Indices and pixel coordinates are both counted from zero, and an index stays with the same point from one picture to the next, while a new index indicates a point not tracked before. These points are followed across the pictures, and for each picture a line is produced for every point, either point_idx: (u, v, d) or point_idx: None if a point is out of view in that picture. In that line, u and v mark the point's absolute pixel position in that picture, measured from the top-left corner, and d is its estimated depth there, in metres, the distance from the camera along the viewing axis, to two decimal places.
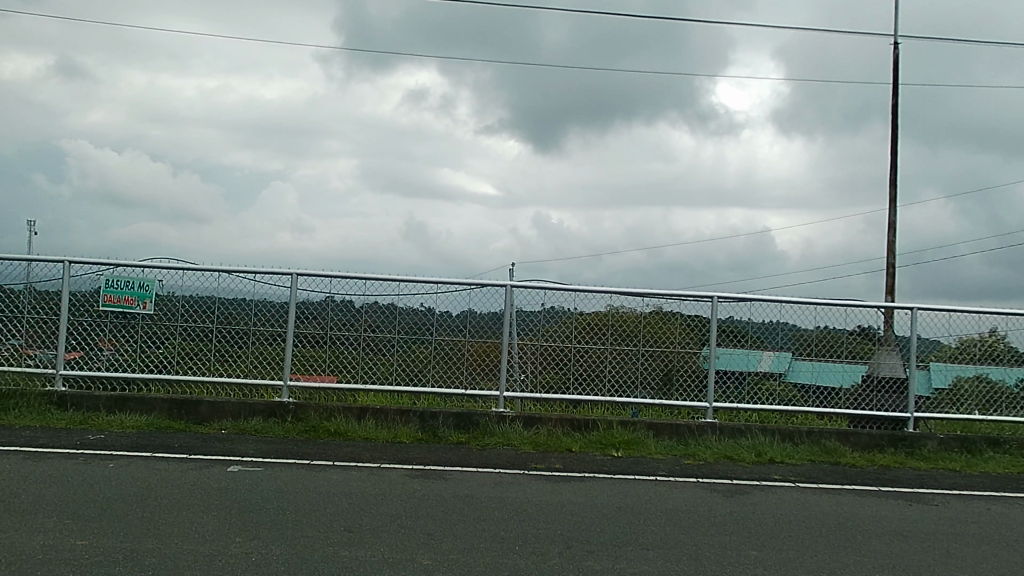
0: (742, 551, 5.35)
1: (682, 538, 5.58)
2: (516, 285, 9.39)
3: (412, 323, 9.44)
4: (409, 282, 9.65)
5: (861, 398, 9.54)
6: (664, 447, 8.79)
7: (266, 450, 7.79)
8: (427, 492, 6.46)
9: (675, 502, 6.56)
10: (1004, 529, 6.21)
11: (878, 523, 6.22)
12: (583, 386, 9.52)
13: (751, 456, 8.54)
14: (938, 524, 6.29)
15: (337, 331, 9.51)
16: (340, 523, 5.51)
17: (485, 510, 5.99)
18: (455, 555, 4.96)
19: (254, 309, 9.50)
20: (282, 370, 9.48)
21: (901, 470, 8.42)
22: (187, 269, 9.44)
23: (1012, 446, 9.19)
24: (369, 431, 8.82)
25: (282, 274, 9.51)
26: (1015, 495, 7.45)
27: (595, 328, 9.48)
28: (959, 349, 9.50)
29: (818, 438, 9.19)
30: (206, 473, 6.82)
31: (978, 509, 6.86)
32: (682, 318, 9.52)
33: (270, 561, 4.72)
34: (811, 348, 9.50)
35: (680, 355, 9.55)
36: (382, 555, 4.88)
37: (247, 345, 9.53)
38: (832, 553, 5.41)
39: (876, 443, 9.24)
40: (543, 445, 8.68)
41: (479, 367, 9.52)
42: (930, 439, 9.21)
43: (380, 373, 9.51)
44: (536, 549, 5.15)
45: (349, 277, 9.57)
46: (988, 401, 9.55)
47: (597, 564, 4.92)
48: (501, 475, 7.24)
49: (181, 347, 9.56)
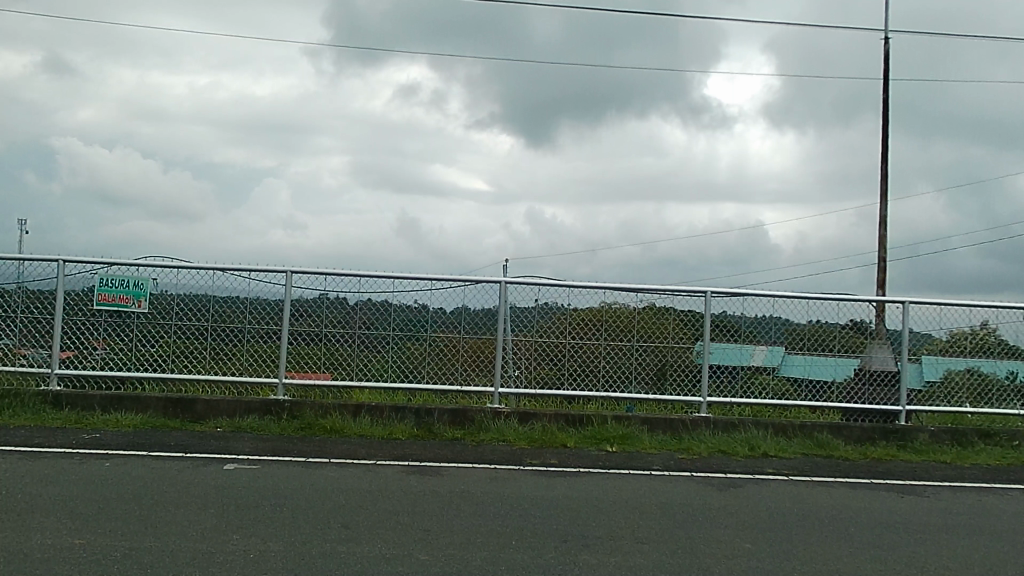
0: (735, 544, 5.40)
1: (678, 531, 5.62)
2: (510, 282, 9.42)
3: (406, 320, 9.47)
4: (403, 279, 9.67)
5: (853, 391, 9.60)
6: (658, 442, 8.83)
7: (262, 448, 7.81)
8: (422, 488, 6.49)
9: (671, 497, 6.58)
10: (995, 520, 6.28)
11: (872, 516, 6.27)
12: (577, 382, 9.56)
13: (744, 450, 8.59)
14: (931, 515, 6.35)
15: (331, 329, 9.52)
16: (337, 519, 5.54)
17: (481, 506, 6.03)
18: (452, 550, 4.99)
19: (248, 307, 9.51)
20: (277, 368, 9.49)
21: (894, 463, 8.49)
22: (181, 267, 9.44)
23: (1003, 438, 9.27)
24: (365, 428, 8.86)
25: (276, 272, 9.52)
26: (1005, 486, 7.52)
27: (590, 323, 9.53)
28: (950, 341, 9.56)
29: (810, 431, 9.26)
30: (202, 470, 6.84)
31: (970, 500, 6.92)
32: (676, 313, 9.57)
33: (267, 558, 4.74)
34: (803, 342, 9.57)
35: (674, 350, 9.60)
36: (379, 552, 4.91)
37: (242, 343, 9.53)
38: (827, 544, 5.47)
39: (868, 436, 9.29)
40: (538, 440, 8.71)
41: (475, 364, 9.54)
42: (922, 432, 9.28)
43: (376, 370, 9.54)
44: (531, 544, 5.18)
45: (343, 273, 9.58)
46: (978, 394, 9.61)
47: (592, 558, 4.97)
48: (496, 470, 7.27)
49: (175, 345, 9.57)
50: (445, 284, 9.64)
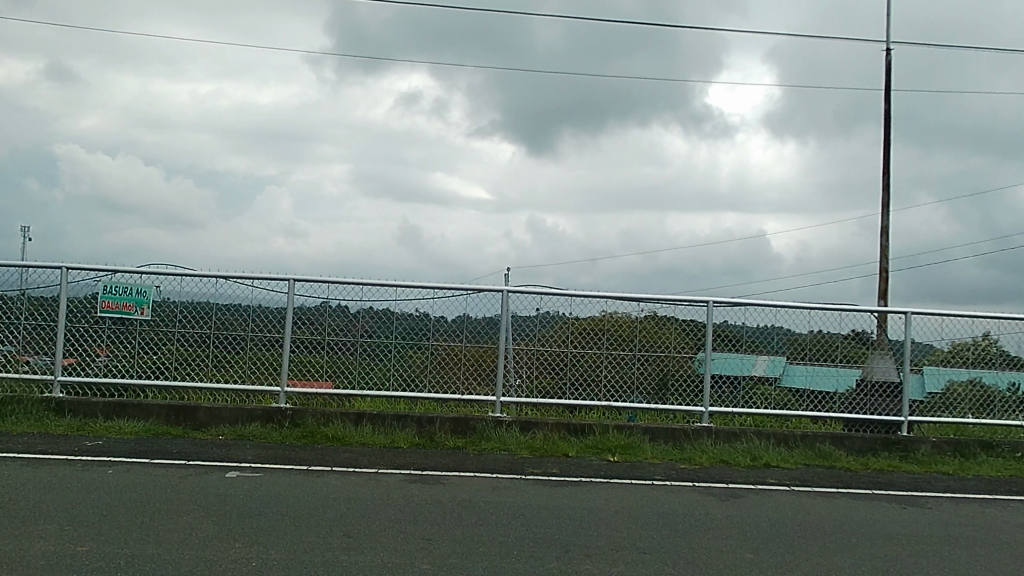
0: (737, 554, 5.40)
1: (680, 541, 5.61)
2: (512, 290, 9.43)
3: (408, 328, 9.49)
4: (405, 286, 9.67)
5: (855, 402, 9.59)
6: (660, 452, 8.82)
7: (265, 456, 7.81)
8: (424, 497, 6.48)
9: (672, 507, 6.58)
10: (998, 531, 6.26)
11: (874, 527, 6.26)
12: (578, 391, 9.56)
13: (746, 460, 8.59)
14: (933, 527, 6.34)
15: (333, 336, 9.52)
16: (339, 527, 5.55)
17: (483, 514, 6.03)
18: (454, 559, 4.99)
19: (251, 315, 9.52)
20: (279, 376, 9.49)
21: (895, 473, 8.47)
22: (184, 275, 9.46)
23: (1005, 450, 9.25)
24: (367, 436, 8.86)
25: (279, 280, 9.54)
26: (1007, 497, 7.50)
27: (592, 333, 9.53)
28: (951, 352, 9.55)
29: (812, 442, 9.25)
30: (205, 478, 6.84)
31: (972, 512, 6.91)
32: (678, 322, 9.57)
33: (270, 565, 4.75)
34: (805, 352, 9.55)
35: (676, 359, 9.59)
36: (380, 560, 4.91)
37: (244, 350, 9.54)
38: (828, 555, 5.46)
39: (870, 447, 9.28)
40: (539, 449, 8.71)
41: (476, 372, 9.54)
42: (924, 443, 9.27)
43: (377, 379, 9.54)
44: (533, 553, 5.18)
45: (345, 281, 9.59)
46: (981, 405, 9.61)
47: (594, 567, 4.97)
48: (498, 479, 7.28)
49: (178, 353, 9.58)
50: (448, 292, 9.65)
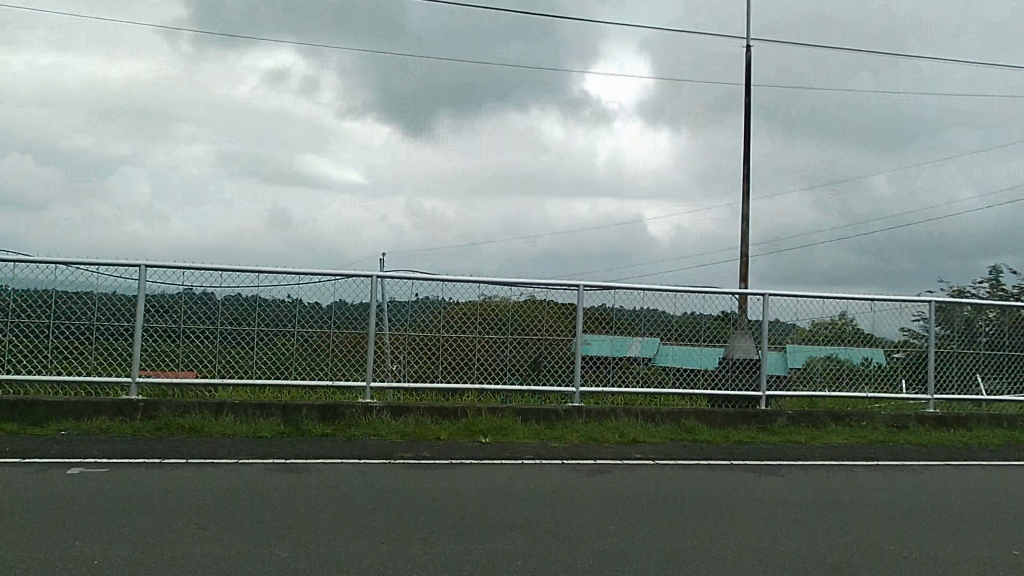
0: (599, 526, 5.54)
1: (546, 517, 5.70)
2: (384, 275, 9.26)
3: (274, 315, 9.17)
4: (268, 272, 9.31)
5: (719, 379, 10.06)
6: (532, 432, 8.94)
7: (113, 451, 7.33)
8: (286, 485, 6.29)
9: (541, 485, 6.67)
10: (840, 495, 6.71)
11: (729, 495, 6.58)
12: (452, 375, 9.54)
13: (614, 437, 8.85)
14: (782, 493, 6.74)
15: (192, 324, 9.06)
16: (191, 520, 5.28)
17: (349, 500, 5.90)
18: (312, 547, 4.85)
19: (98, 303, 8.90)
20: (130, 366, 8.94)
21: (751, 445, 8.95)
22: (18, 260, 8.73)
23: (851, 420, 9.97)
24: (226, 427, 8.49)
25: (130, 265, 8.96)
26: (848, 463, 8.07)
27: (466, 317, 9.53)
28: (811, 331, 10.20)
29: (677, 419, 9.63)
30: (43, 475, 6.35)
31: (817, 478, 7.38)
32: (551, 306, 9.71)
33: (109, 564, 4.45)
34: (674, 332, 9.94)
35: (549, 342, 9.73)
36: (233, 551, 4.71)
37: (90, 340, 8.91)
38: (686, 523, 5.69)
39: (729, 421, 9.77)
40: (409, 433, 8.63)
41: (348, 358, 9.35)
42: (779, 416, 9.84)
43: (240, 368, 9.16)
44: (396, 537, 5.10)
45: (203, 268, 9.13)
46: (835, 379, 10.28)
47: (457, 547, 4.96)
48: (368, 465, 7.16)
49: (15, 344, 8.87)
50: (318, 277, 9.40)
